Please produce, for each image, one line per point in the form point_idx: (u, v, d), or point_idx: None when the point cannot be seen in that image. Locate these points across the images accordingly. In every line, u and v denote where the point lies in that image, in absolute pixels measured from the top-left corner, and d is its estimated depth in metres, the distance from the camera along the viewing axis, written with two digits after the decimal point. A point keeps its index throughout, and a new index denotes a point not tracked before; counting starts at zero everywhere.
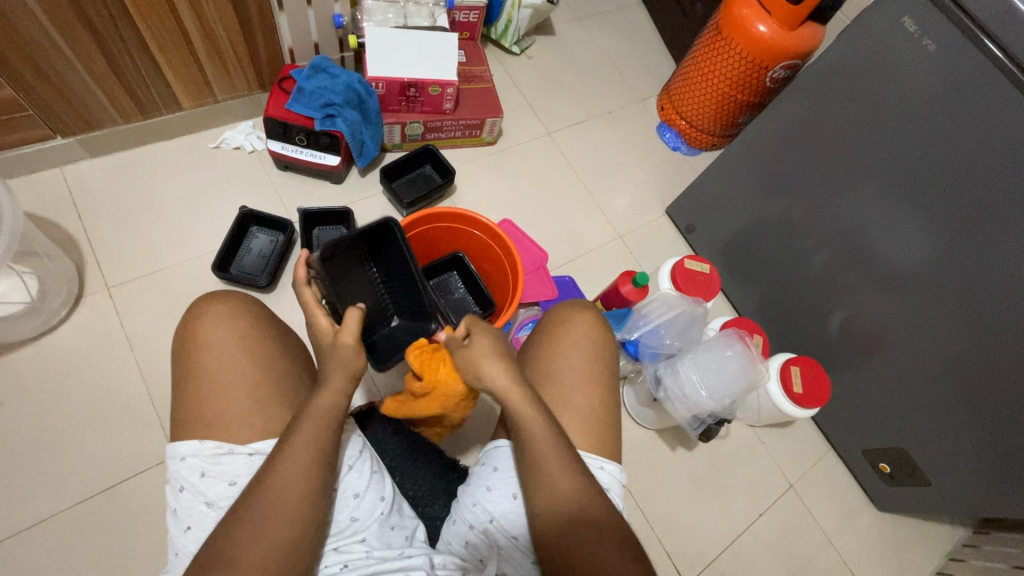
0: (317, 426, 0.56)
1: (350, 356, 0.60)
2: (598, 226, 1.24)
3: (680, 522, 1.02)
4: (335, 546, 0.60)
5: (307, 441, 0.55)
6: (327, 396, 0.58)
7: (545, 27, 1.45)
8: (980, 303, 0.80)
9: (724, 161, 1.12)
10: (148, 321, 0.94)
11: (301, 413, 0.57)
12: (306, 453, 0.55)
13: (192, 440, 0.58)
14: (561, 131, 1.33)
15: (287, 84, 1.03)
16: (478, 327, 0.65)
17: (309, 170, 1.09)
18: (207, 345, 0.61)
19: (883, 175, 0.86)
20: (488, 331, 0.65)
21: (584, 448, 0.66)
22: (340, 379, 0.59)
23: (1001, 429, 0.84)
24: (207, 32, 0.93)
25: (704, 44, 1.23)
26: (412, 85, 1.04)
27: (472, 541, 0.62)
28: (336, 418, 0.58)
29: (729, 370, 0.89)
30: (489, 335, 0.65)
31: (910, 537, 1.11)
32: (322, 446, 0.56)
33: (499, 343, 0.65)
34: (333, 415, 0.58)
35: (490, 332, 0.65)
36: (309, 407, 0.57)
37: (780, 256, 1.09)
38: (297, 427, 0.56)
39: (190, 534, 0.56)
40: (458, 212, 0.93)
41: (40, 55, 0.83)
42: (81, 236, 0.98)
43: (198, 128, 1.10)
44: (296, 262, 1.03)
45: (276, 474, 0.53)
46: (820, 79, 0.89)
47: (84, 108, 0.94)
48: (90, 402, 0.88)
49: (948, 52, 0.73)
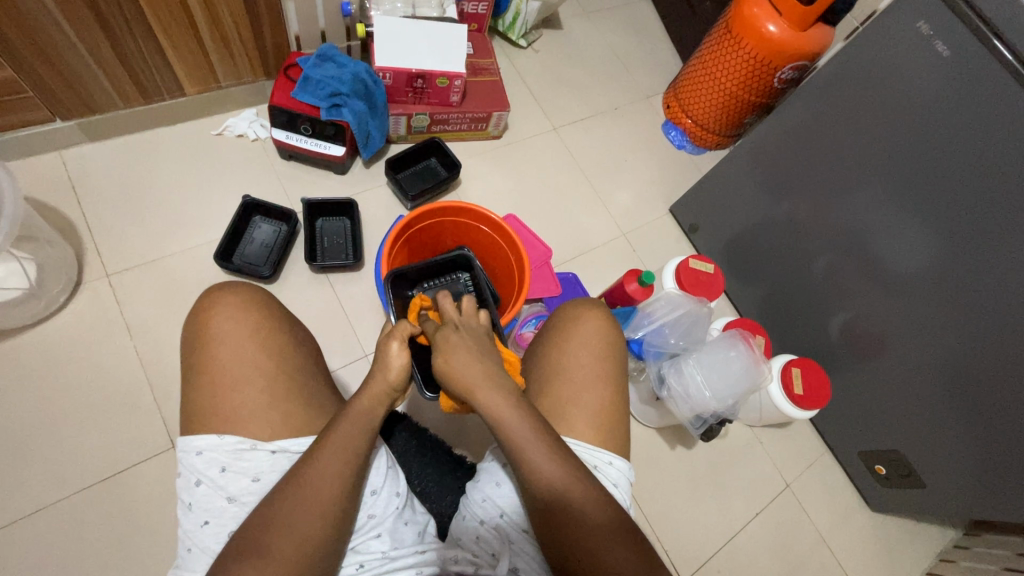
0: (354, 428, 0.56)
1: (392, 367, 0.58)
2: (602, 222, 1.24)
3: (680, 521, 1.03)
4: (352, 545, 0.59)
5: (342, 442, 0.55)
6: (365, 399, 0.58)
7: (552, 21, 1.44)
8: (984, 309, 0.81)
9: (730, 161, 1.12)
10: (149, 309, 0.93)
11: (337, 413, 0.57)
12: (346, 453, 0.55)
13: (210, 434, 0.57)
14: (566, 126, 1.32)
15: (292, 72, 1.01)
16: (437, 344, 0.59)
17: (313, 159, 1.07)
18: (222, 339, 0.60)
19: (889, 180, 0.86)
20: (446, 345, 0.59)
21: (591, 444, 0.65)
22: (383, 383, 0.58)
23: (994, 434, 0.85)
24: (213, 16, 0.91)
25: (713, 42, 1.23)
26: (419, 76, 1.02)
27: (483, 537, 0.62)
28: (374, 425, 0.58)
29: (732, 370, 0.89)
30: (449, 351, 0.58)
31: (902, 538, 1.12)
32: (359, 445, 0.56)
33: (462, 354, 0.58)
34: (374, 417, 0.58)
35: (448, 344, 0.59)
36: (347, 408, 0.57)
37: (783, 257, 1.09)
38: (335, 428, 0.55)
39: (207, 530, 0.56)
40: (465, 206, 0.92)
41: (42, 35, 0.81)
42: (80, 221, 0.96)
43: (201, 115, 1.08)
44: (299, 254, 1.02)
45: (313, 467, 0.53)
46: (832, 81, 0.89)
47: (85, 90, 0.92)
48: (89, 390, 0.87)
49: (962, 58, 0.73)
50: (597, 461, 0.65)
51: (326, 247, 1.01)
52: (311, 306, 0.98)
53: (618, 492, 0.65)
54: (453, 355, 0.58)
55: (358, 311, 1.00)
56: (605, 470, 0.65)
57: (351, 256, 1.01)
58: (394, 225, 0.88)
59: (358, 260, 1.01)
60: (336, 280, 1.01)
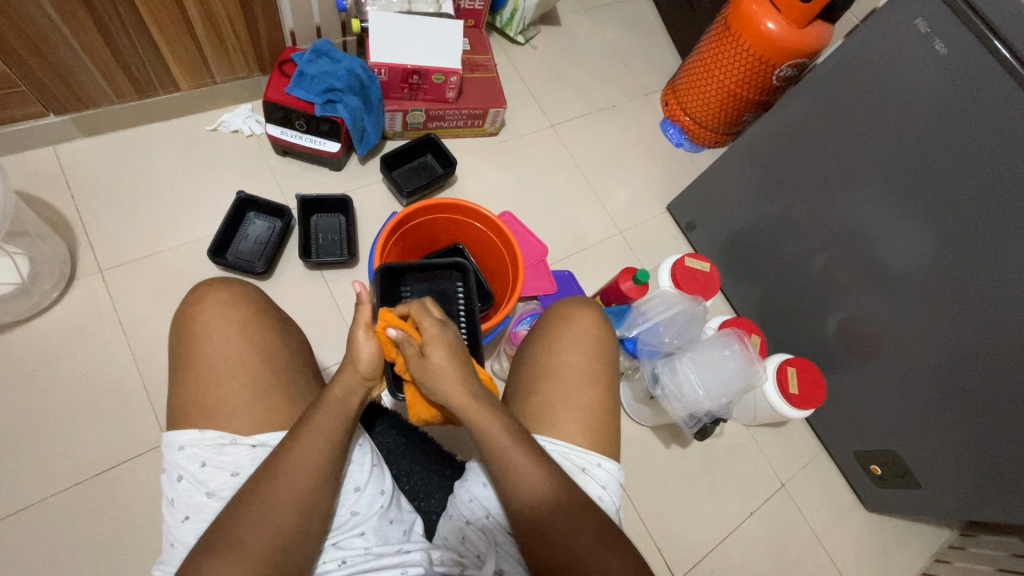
0: (330, 419, 0.56)
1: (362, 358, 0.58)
2: (599, 220, 1.23)
3: (673, 520, 1.03)
4: (334, 541, 0.59)
5: (318, 434, 0.55)
6: (340, 389, 0.58)
7: (551, 17, 1.43)
8: (980, 308, 0.80)
9: (727, 159, 1.11)
10: (142, 305, 0.93)
11: (313, 403, 0.57)
12: (320, 444, 0.54)
13: (192, 429, 0.57)
14: (564, 124, 1.32)
15: (287, 67, 1.01)
16: (432, 336, 0.57)
17: (308, 155, 1.07)
18: (207, 334, 0.60)
19: (886, 179, 0.86)
20: (442, 339, 0.58)
21: (579, 445, 0.65)
22: (354, 375, 0.59)
23: (989, 435, 0.85)
24: (207, 11, 0.91)
25: (711, 40, 1.22)
26: (415, 72, 1.02)
27: (469, 537, 0.62)
28: (348, 416, 0.58)
29: (726, 369, 0.89)
30: (445, 346, 0.58)
31: (897, 539, 1.12)
32: (334, 434, 0.56)
33: (456, 352, 0.59)
34: (348, 406, 0.58)
35: (446, 339, 0.58)
36: (323, 399, 0.57)
37: (780, 256, 1.09)
38: (311, 420, 0.55)
39: (188, 525, 0.55)
40: (458, 203, 0.92)
41: (35, 30, 0.80)
42: (74, 216, 0.96)
43: (196, 110, 1.08)
44: (293, 250, 1.01)
45: (289, 457, 0.53)
46: (829, 79, 0.89)
47: (78, 85, 0.92)
48: (81, 386, 0.86)
49: (959, 55, 0.72)
50: (586, 464, 0.64)
51: (320, 244, 1.01)
52: (304, 302, 0.98)
53: (607, 495, 0.64)
54: (447, 351, 0.58)
55: (351, 307, 1.00)
56: (593, 472, 0.64)
57: (344, 253, 1.01)
58: (388, 221, 0.87)
59: (353, 257, 1.00)
60: (330, 276, 1.01)
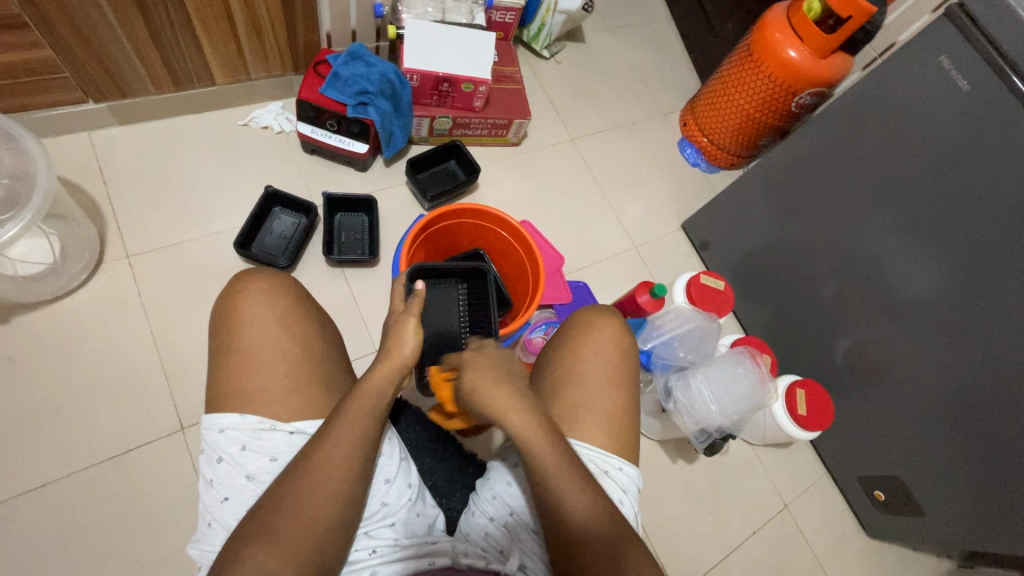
0: (364, 409, 0.57)
1: (403, 347, 0.61)
2: (614, 234, 1.25)
3: (678, 535, 1.03)
4: (365, 530, 0.60)
5: (353, 425, 0.55)
6: (376, 377, 0.59)
7: (576, 34, 1.46)
8: (991, 340, 0.82)
9: (745, 181, 1.13)
10: (166, 292, 0.94)
11: (347, 393, 0.58)
12: (354, 435, 0.55)
13: (233, 413, 0.58)
14: (584, 138, 1.34)
15: (321, 68, 1.04)
16: (467, 363, 0.62)
17: (336, 155, 1.09)
18: (250, 322, 0.61)
19: (901, 209, 0.87)
20: (476, 362, 0.61)
21: (602, 448, 0.66)
22: (392, 366, 0.60)
23: (991, 465, 0.85)
24: (250, 10, 0.93)
25: (733, 64, 1.25)
26: (445, 80, 1.04)
27: (492, 534, 0.62)
28: (381, 408, 0.58)
29: (740, 388, 0.90)
30: (479, 366, 0.61)
31: (896, 567, 1.12)
32: (368, 427, 0.56)
33: (491, 368, 0.61)
34: (382, 399, 0.58)
35: (479, 362, 0.61)
36: (357, 388, 0.58)
37: (791, 278, 1.11)
38: (346, 410, 0.56)
39: (227, 506, 0.56)
40: (485, 209, 0.94)
41: (85, 20, 0.83)
42: (104, 201, 0.97)
43: (228, 105, 1.10)
44: (317, 247, 1.03)
45: (324, 447, 0.54)
46: (849, 109, 0.91)
47: (120, 75, 0.94)
48: (102, 367, 0.87)
49: (981, 94, 0.75)
50: (608, 467, 0.66)
51: (343, 242, 1.03)
52: (325, 298, 0.99)
53: (626, 498, 0.66)
54: (476, 369, 0.61)
55: (371, 306, 1.01)
56: (615, 476, 0.65)
57: (367, 252, 1.02)
58: (416, 222, 0.89)
59: (374, 257, 1.02)
60: (351, 274, 1.02)
